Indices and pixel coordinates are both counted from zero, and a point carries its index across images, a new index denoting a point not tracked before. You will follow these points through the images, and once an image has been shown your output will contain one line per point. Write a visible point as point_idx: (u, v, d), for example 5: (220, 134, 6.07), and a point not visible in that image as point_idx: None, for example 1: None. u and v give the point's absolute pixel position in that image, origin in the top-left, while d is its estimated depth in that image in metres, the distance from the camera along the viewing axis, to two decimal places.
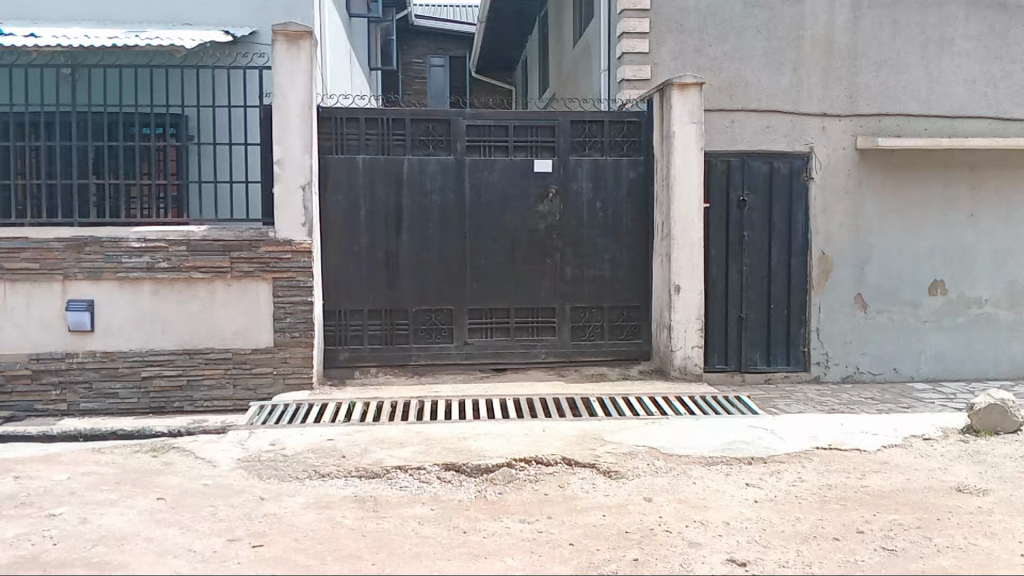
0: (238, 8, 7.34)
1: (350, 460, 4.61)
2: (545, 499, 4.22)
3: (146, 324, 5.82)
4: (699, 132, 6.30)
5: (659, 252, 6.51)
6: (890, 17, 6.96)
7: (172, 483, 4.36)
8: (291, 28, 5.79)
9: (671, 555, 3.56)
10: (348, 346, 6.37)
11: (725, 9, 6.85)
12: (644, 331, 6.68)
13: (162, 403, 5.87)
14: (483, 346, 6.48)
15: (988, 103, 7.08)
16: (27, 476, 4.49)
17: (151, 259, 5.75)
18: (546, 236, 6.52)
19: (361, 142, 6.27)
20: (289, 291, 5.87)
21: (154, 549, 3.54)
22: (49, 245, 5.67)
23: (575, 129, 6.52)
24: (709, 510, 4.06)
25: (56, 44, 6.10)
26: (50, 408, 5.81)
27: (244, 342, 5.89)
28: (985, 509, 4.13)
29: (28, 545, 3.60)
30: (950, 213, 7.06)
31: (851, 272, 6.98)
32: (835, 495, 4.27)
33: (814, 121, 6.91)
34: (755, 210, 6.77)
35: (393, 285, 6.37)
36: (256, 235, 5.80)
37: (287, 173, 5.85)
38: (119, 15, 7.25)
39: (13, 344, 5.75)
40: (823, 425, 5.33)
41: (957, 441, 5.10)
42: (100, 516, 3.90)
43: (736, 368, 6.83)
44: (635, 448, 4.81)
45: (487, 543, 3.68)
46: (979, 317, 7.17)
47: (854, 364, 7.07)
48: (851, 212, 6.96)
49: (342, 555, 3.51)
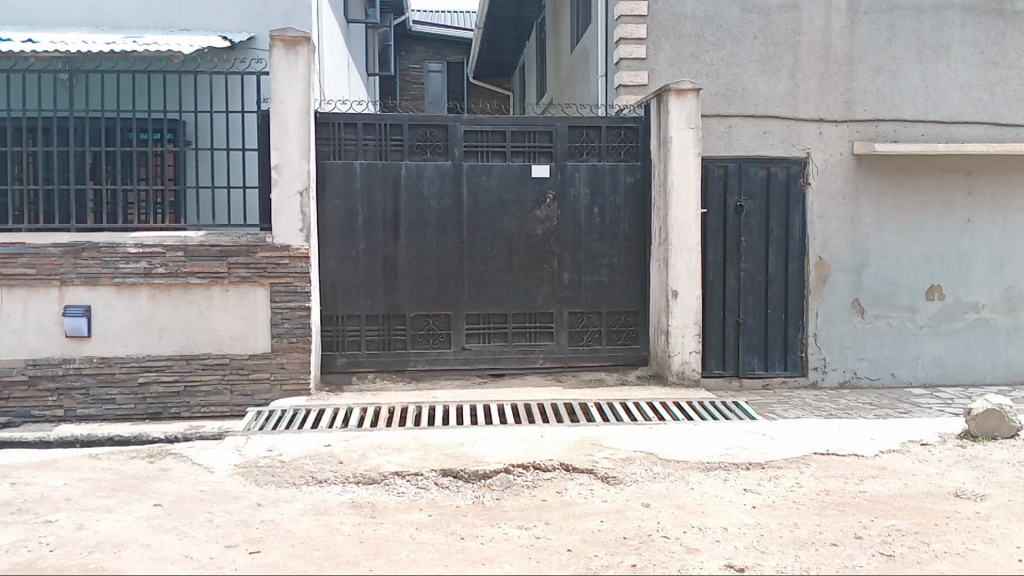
0: (236, 13, 7.35)
1: (348, 465, 4.60)
2: (542, 505, 4.21)
3: (144, 329, 5.81)
4: (697, 137, 6.31)
5: (657, 257, 6.52)
6: (886, 23, 6.98)
7: (169, 489, 4.35)
8: (288, 34, 5.80)
9: (669, 560, 3.55)
10: (346, 351, 6.36)
11: (722, 15, 6.87)
12: (642, 336, 6.68)
13: (159, 409, 5.86)
14: (481, 351, 6.48)
15: (984, 108, 7.10)
16: (23, 482, 4.47)
17: (148, 264, 5.74)
18: (543, 241, 6.52)
19: (359, 148, 6.28)
20: (286, 296, 5.87)
21: (151, 556, 3.53)
22: (46, 251, 5.66)
23: (573, 134, 6.53)
24: (707, 516, 4.05)
25: (54, 49, 6.08)
26: (46, 414, 5.80)
27: (241, 347, 5.88)
28: (983, 514, 4.13)
29: (25, 552, 3.58)
30: (947, 217, 7.07)
31: (848, 277, 6.99)
32: (833, 500, 4.27)
33: (811, 126, 6.93)
34: (752, 215, 6.77)
35: (390, 290, 6.37)
36: (254, 241, 5.80)
37: (285, 178, 5.84)
38: (117, 20, 7.25)
39: (9, 350, 5.73)
40: (821, 430, 5.33)
41: (955, 446, 5.10)
42: (97, 523, 3.89)
43: (733, 373, 6.84)
44: (632, 453, 4.81)
45: (485, 549, 3.67)
46: (976, 322, 7.18)
47: (851, 369, 7.08)
48: (848, 217, 6.97)
49: (339, 562, 3.50)
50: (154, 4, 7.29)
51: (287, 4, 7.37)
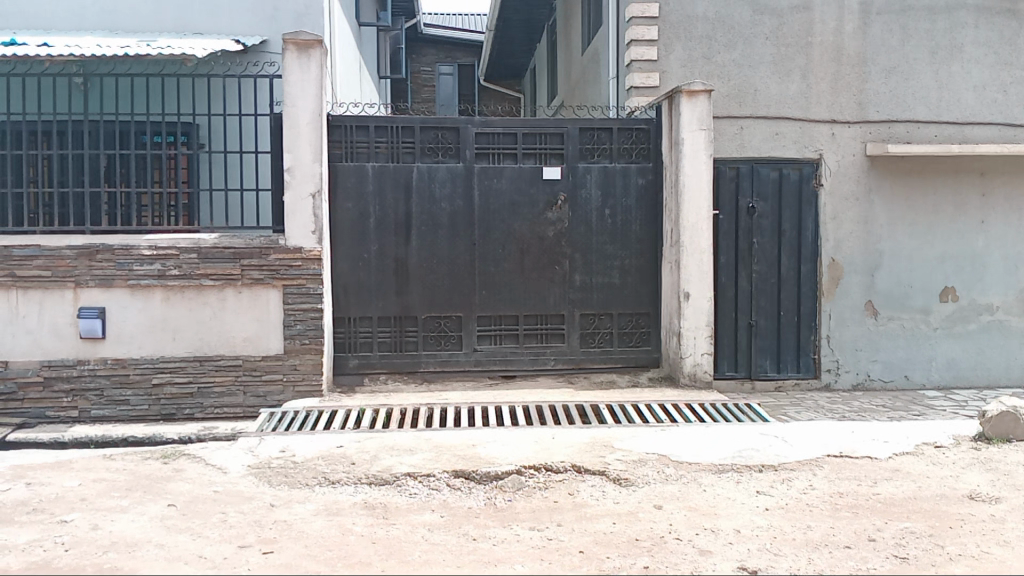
0: (249, 17, 7.39)
1: (360, 466, 4.62)
2: (554, 507, 4.20)
3: (157, 331, 5.85)
4: (709, 138, 6.30)
5: (668, 258, 6.50)
6: (899, 24, 6.95)
7: (183, 489, 4.37)
8: (301, 37, 5.82)
9: (681, 562, 3.55)
10: (358, 352, 6.38)
11: (734, 17, 6.87)
12: (653, 338, 6.68)
13: (172, 410, 5.89)
14: (492, 353, 6.48)
15: (998, 109, 7.05)
16: (39, 482, 4.51)
17: (162, 266, 5.78)
18: (555, 242, 6.52)
19: (371, 150, 6.30)
20: (298, 298, 5.89)
21: (165, 556, 3.55)
22: (61, 253, 5.70)
23: (584, 136, 6.53)
24: (720, 518, 4.04)
25: (69, 53, 6.12)
26: (61, 415, 5.84)
27: (254, 349, 5.91)
28: (998, 517, 4.10)
29: (40, 551, 3.61)
30: (960, 218, 7.03)
31: (861, 279, 6.96)
32: (846, 502, 4.25)
33: (823, 127, 6.90)
34: (764, 216, 6.75)
35: (402, 292, 6.39)
36: (266, 243, 5.83)
37: (297, 181, 5.87)
38: (131, 24, 7.31)
39: (25, 351, 5.78)
40: (833, 432, 5.31)
41: (969, 448, 5.06)
42: (111, 523, 3.92)
43: (746, 375, 6.81)
44: (644, 455, 4.80)
45: (497, 551, 3.68)
46: (990, 324, 7.13)
47: (865, 372, 7.04)
48: (860, 218, 6.94)
49: (352, 563, 3.51)
50: (168, 8, 7.34)
51: (299, 7, 7.41)
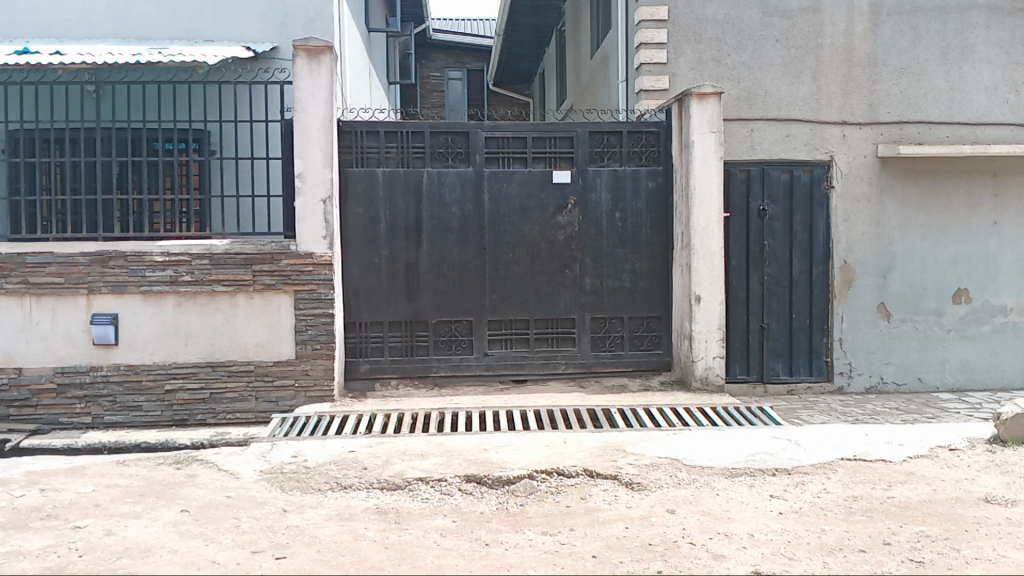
0: (260, 24, 7.43)
1: (372, 471, 4.62)
2: (567, 511, 4.19)
3: (169, 337, 5.87)
4: (719, 141, 6.29)
5: (680, 261, 6.48)
6: (909, 25, 6.93)
7: (197, 495, 4.38)
8: (312, 43, 5.85)
9: (695, 567, 3.53)
10: (368, 357, 6.38)
11: (744, 19, 6.87)
12: (665, 340, 6.65)
13: (185, 415, 5.91)
14: (503, 357, 6.48)
15: (1010, 110, 7.01)
16: (53, 488, 4.53)
17: (174, 273, 5.81)
18: (565, 246, 6.52)
19: (381, 156, 6.31)
20: (309, 303, 5.91)
21: (177, 562, 3.55)
22: (74, 260, 5.74)
23: (594, 139, 6.52)
24: (734, 522, 4.02)
25: (82, 61, 6.14)
26: (75, 421, 5.86)
27: (265, 355, 5.92)
28: (1014, 520, 4.06)
29: (54, 557, 3.62)
30: (973, 220, 6.99)
31: (874, 281, 6.93)
32: (861, 506, 4.22)
33: (834, 129, 6.88)
34: (775, 219, 6.72)
35: (413, 297, 6.39)
36: (278, 249, 5.84)
37: (308, 186, 5.90)
38: (143, 33, 7.37)
39: (38, 358, 5.81)
40: (846, 434, 5.27)
41: (984, 451, 5.02)
42: (124, 528, 3.93)
43: (758, 379, 6.77)
44: (657, 459, 4.79)
45: (509, 555, 3.66)
46: (1004, 326, 7.07)
47: (878, 375, 7.00)
48: (873, 220, 6.91)
49: (365, 567, 3.51)
50: (180, 16, 7.40)
51: (309, 14, 7.45)
